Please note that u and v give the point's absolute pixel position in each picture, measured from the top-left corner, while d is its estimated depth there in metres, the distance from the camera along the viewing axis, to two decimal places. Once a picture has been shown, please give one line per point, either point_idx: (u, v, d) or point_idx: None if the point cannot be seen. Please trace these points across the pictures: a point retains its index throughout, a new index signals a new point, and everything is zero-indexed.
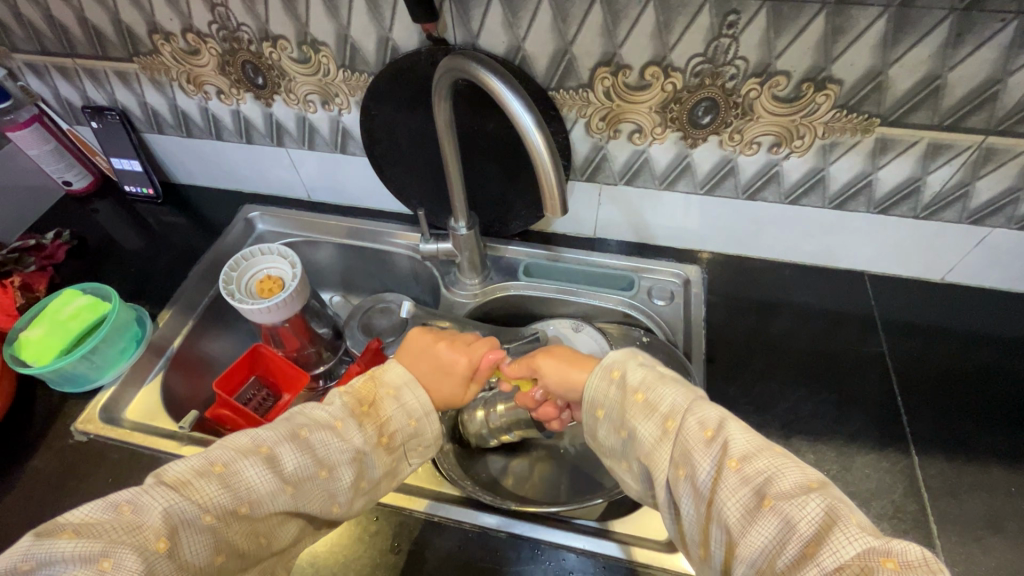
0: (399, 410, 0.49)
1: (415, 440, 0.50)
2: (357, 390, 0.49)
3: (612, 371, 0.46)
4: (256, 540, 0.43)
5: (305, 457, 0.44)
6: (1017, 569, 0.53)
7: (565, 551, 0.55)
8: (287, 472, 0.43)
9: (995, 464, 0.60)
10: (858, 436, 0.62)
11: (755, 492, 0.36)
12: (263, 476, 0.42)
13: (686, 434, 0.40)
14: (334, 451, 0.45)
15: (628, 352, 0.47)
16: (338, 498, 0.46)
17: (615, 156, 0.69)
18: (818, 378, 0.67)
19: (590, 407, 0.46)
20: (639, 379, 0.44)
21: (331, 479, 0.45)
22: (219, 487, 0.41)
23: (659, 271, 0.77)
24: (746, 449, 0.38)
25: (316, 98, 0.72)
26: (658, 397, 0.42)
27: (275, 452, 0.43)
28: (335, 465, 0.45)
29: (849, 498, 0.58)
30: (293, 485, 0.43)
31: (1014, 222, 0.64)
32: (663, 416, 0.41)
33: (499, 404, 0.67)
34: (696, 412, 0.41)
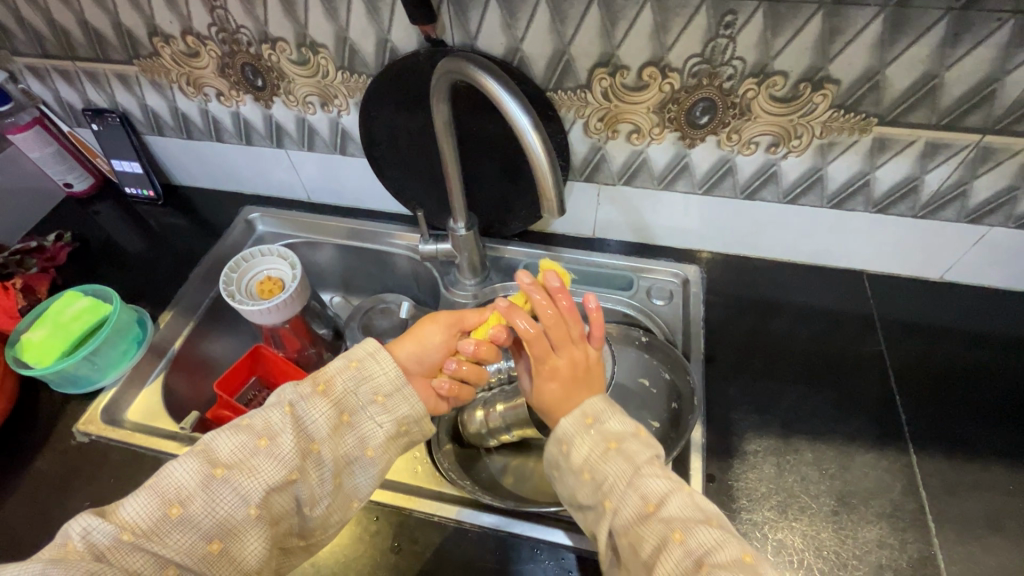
0: (337, 359, 0.51)
1: (367, 385, 0.50)
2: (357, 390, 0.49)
3: (561, 445, 0.48)
4: (216, 534, 0.43)
5: (242, 438, 0.46)
6: (1015, 567, 0.54)
7: (566, 550, 0.55)
8: (219, 455, 0.45)
9: (994, 462, 0.60)
10: (858, 435, 0.62)
11: (696, 561, 0.38)
12: (190, 468, 0.44)
13: (629, 499, 0.43)
14: (270, 420, 0.47)
15: (579, 417, 0.48)
16: (291, 468, 0.45)
17: (613, 156, 0.69)
18: (817, 378, 0.68)
19: (557, 443, 0.48)
20: (585, 453, 0.46)
21: (271, 450, 0.45)
22: (144, 495, 0.43)
23: (658, 270, 0.77)
24: (688, 522, 0.40)
25: (315, 99, 0.73)
26: (602, 473, 0.45)
27: (208, 445, 0.45)
28: (277, 432, 0.46)
29: (848, 497, 0.58)
30: (223, 467, 0.44)
31: (1013, 220, 0.64)
32: (608, 494, 0.44)
33: (499, 403, 0.67)
34: (637, 486, 0.43)
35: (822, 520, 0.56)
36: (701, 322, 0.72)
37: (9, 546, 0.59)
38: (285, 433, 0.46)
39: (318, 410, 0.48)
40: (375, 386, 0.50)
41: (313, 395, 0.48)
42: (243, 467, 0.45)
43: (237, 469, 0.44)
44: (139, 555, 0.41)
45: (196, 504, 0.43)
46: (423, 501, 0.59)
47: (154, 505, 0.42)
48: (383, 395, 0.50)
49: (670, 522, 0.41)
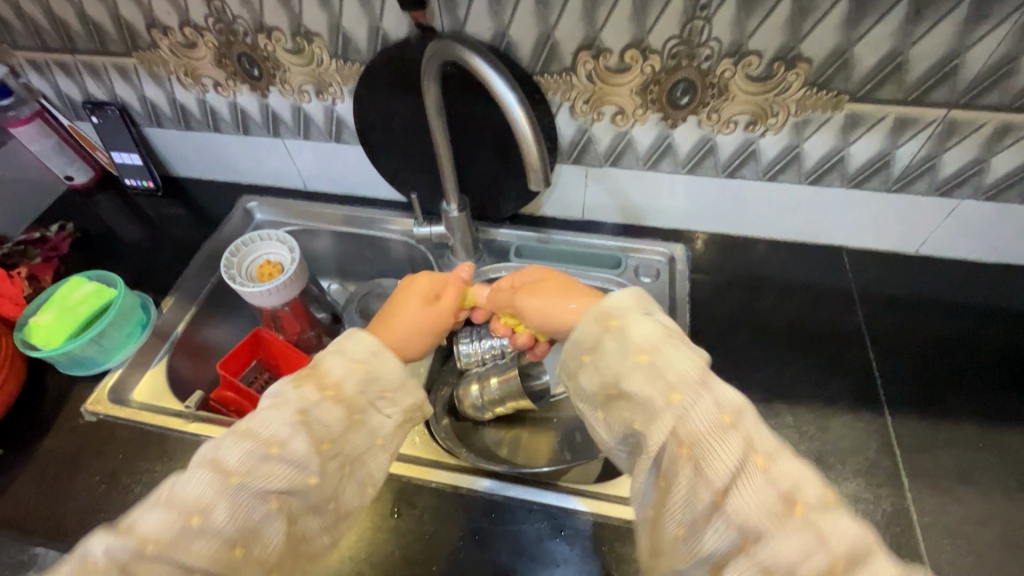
0: (339, 358, 0.45)
1: (376, 384, 0.45)
2: (370, 388, 0.45)
3: (612, 321, 0.42)
4: (235, 541, 0.39)
5: (250, 446, 0.40)
6: (984, 518, 0.56)
7: (559, 511, 0.58)
8: (230, 464, 0.39)
9: (965, 423, 0.63)
10: (835, 399, 0.65)
11: (783, 494, 0.35)
12: (206, 478, 0.39)
13: (701, 408, 0.37)
14: (278, 428, 0.41)
15: (634, 299, 0.44)
16: (310, 470, 0.41)
17: (599, 138, 0.72)
18: (797, 347, 0.71)
19: (602, 316, 0.43)
20: (648, 335, 0.40)
21: (285, 458, 0.40)
22: (159, 510, 0.38)
23: (646, 250, 0.80)
24: (771, 448, 0.37)
25: (311, 87, 0.75)
26: (664, 361, 0.39)
27: (215, 457, 0.40)
28: (285, 437, 0.41)
29: (825, 456, 0.60)
30: (240, 475, 0.39)
31: (981, 192, 0.67)
32: (669, 385, 0.39)
33: (493, 377, 0.69)
34: (713, 391, 0.38)
35: None
36: (687, 298, 0.75)
37: (23, 521, 0.61)
38: (299, 438, 0.41)
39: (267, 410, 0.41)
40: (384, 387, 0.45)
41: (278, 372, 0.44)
42: (255, 479, 0.40)
43: (260, 478, 0.39)
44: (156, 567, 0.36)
45: (220, 515, 0.38)
46: (422, 469, 0.62)
47: (169, 518, 0.38)
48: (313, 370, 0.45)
49: (752, 446, 0.37)
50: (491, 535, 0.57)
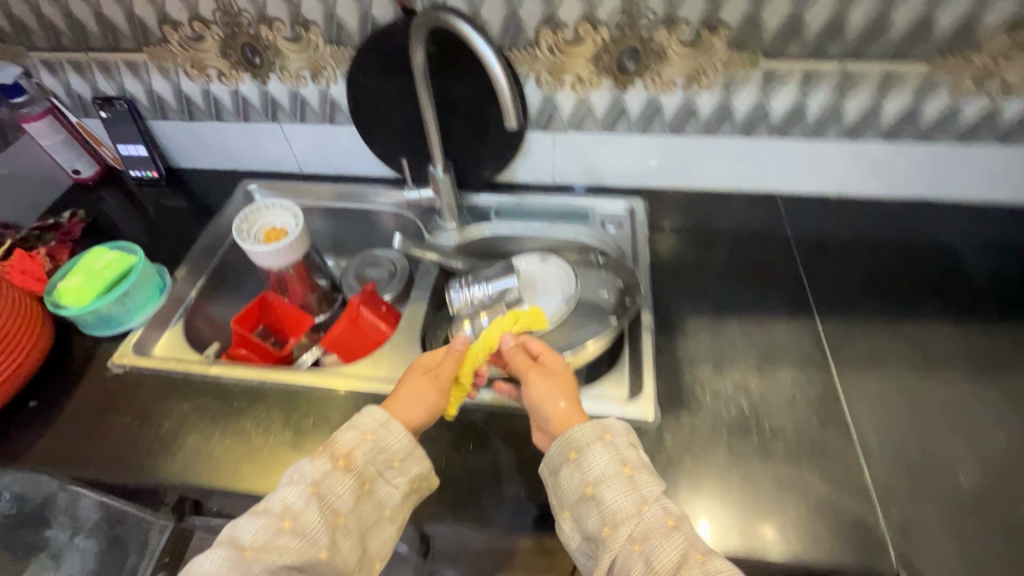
0: (351, 432, 0.57)
1: (383, 454, 0.57)
2: (380, 458, 0.57)
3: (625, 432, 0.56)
4: None
5: (265, 519, 0.51)
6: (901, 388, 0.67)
7: None
8: (245, 540, 0.50)
9: (881, 320, 0.74)
10: (774, 310, 0.76)
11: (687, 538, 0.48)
12: (220, 557, 0.49)
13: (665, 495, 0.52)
14: (288, 501, 0.52)
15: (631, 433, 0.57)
16: (321, 543, 0.51)
17: (563, 105, 0.83)
18: (742, 273, 0.82)
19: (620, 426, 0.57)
20: (633, 458, 0.54)
21: (296, 528, 0.51)
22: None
23: (609, 205, 0.92)
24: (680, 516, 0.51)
25: (307, 73, 0.85)
26: (641, 477, 0.52)
27: (233, 536, 0.51)
28: (297, 512, 0.52)
29: (768, 353, 0.71)
30: (253, 549, 0.49)
31: (881, 133, 0.80)
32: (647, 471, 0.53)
33: (482, 313, 0.79)
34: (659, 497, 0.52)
35: (749, 371, 0.69)
36: (647, 241, 0.87)
37: (65, 460, 0.67)
38: (309, 506, 0.52)
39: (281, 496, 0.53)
40: (391, 454, 0.57)
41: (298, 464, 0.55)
42: (268, 547, 0.50)
43: (270, 550, 0.50)
44: None
45: None
46: None
47: None
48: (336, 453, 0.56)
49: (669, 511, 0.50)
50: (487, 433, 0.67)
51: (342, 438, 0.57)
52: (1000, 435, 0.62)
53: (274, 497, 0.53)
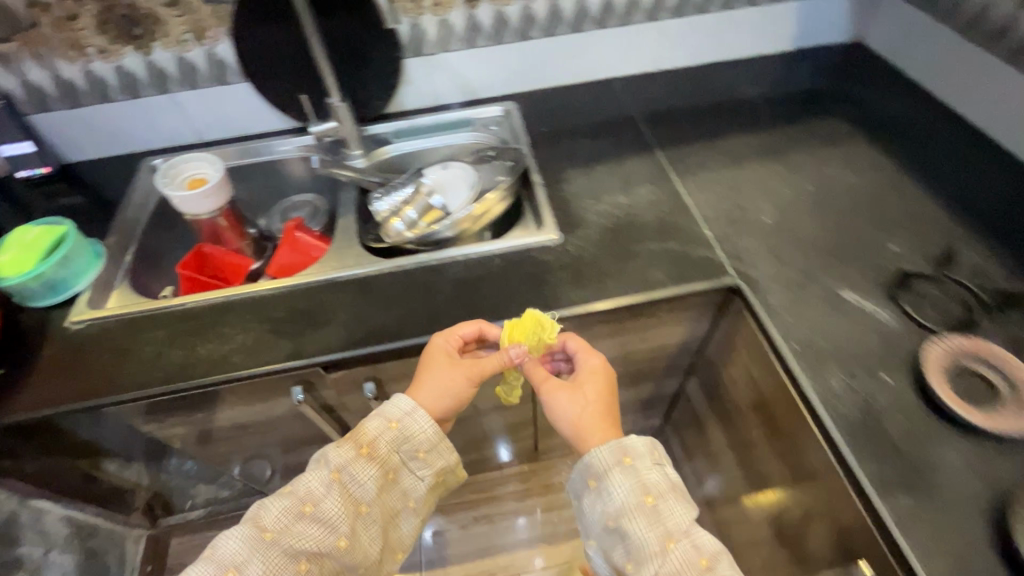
0: (378, 420, 0.70)
1: (409, 446, 0.71)
2: (406, 449, 0.71)
3: (654, 457, 0.67)
4: None
5: (290, 503, 0.64)
6: (721, 178, 0.92)
7: (481, 256, 0.84)
8: (269, 521, 0.62)
9: (701, 142, 1.00)
10: (627, 153, 0.99)
11: (706, 567, 0.58)
12: (247, 537, 0.61)
13: (698, 534, 0.61)
14: (313, 489, 0.65)
15: (659, 462, 0.67)
16: (339, 533, 0.64)
17: (427, 28, 1.00)
18: (600, 136, 1.04)
19: (647, 450, 0.67)
20: (656, 485, 0.64)
21: (315, 515, 0.63)
22: (212, 562, 0.60)
23: (486, 111, 1.09)
24: (713, 550, 0.60)
25: (191, 35, 0.93)
26: (664, 507, 0.63)
27: (259, 514, 0.63)
28: (319, 499, 0.64)
29: (628, 180, 0.93)
30: (271, 532, 0.62)
31: (669, 12, 1.07)
32: (674, 500, 0.63)
33: (405, 208, 0.94)
34: (693, 533, 0.61)
35: (618, 193, 0.91)
36: (524, 130, 1.05)
37: (50, 401, 0.71)
38: (331, 494, 0.64)
39: (310, 480, 0.66)
40: (416, 445, 0.71)
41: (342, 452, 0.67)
42: (289, 529, 0.62)
43: (291, 533, 0.62)
44: None
45: (250, 563, 0.60)
46: (381, 265, 0.84)
47: (215, 568, 0.59)
48: (365, 447, 0.68)
49: (701, 549, 0.60)
50: (434, 282, 0.82)
51: (371, 427, 0.70)
52: (783, 189, 0.90)
53: (300, 481, 0.66)
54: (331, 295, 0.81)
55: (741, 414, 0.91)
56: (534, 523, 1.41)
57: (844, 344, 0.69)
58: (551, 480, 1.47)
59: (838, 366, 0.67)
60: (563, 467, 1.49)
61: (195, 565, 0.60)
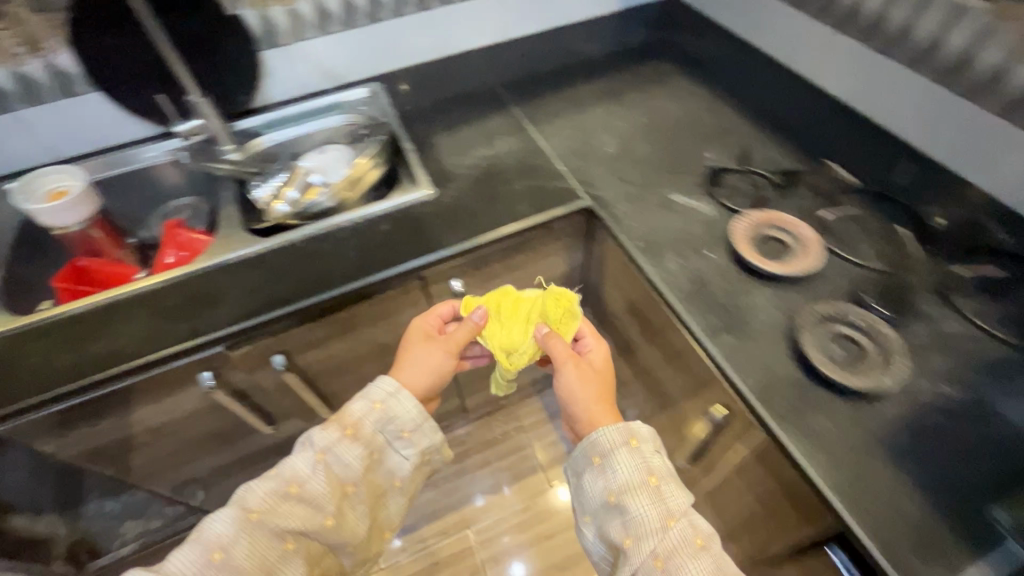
0: (362, 402, 0.74)
1: (393, 427, 0.75)
2: (390, 429, 0.75)
3: (653, 443, 0.71)
4: (269, 565, 0.63)
5: (275, 483, 0.67)
6: (571, 125, 1.05)
7: (364, 219, 0.91)
8: (255, 501, 0.65)
9: (552, 97, 1.12)
10: (488, 114, 1.09)
11: (701, 547, 0.62)
12: (231, 517, 0.63)
13: (693, 516, 0.65)
14: (298, 469, 0.68)
15: (659, 450, 0.72)
16: (327, 513, 0.68)
17: (279, 19, 1.03)
18: (463, 104, 1.13)
19: (652, 438, 0.72)
20: (658, 468, 0.69)
21: (301, 494, 0.67)
22: (194, 543, 0.62)
23: (353, 94, 1.14)
24: (707, 533, 0.64)
25: (24, 48, 0.90)
26: (664, 487, 0.66)
27: (245, 496, 0.66)
28: (304, 480, 0.68)
29: (491, 136, 1.03)
30: (258, 512, 0.64)
31: None
32: (675, 483, 0.67)
33: (284, 188, 1.01)
34: (691, 516, 0.65)
35: (483, 149, 1.01)
36: (392, 107, 1.12)
37: None
38: (313, 478, 0.68)
39: (298, 463, 0.69)
40: (400, 425, 0.75)
41: (332, 439, 0.70)
42: (276, 509, 0.65)
43: (275, 512, 0.65)
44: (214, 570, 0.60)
45: (236, 546, 0.62)
46: (268, 245, 0.88)
47: (198, 555, 0.61)
48: (350, 430, 0.72)
49: (697, 529, 0.64)
50: (323, 250, 0.87)
51: (356, 409, 0.74)
52: (622, 125, 1.04)
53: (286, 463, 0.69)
54: (225, 276, 0.84)
55: (621, 323, 1.05)
56: (476, 480, 1.50)
57: (678, 236, 0.83)
58: (486, 436, 1.56)
59: (673, 252, 0.81)
60: (494, 424, 1.59)
61: (181, 551, 0.61)
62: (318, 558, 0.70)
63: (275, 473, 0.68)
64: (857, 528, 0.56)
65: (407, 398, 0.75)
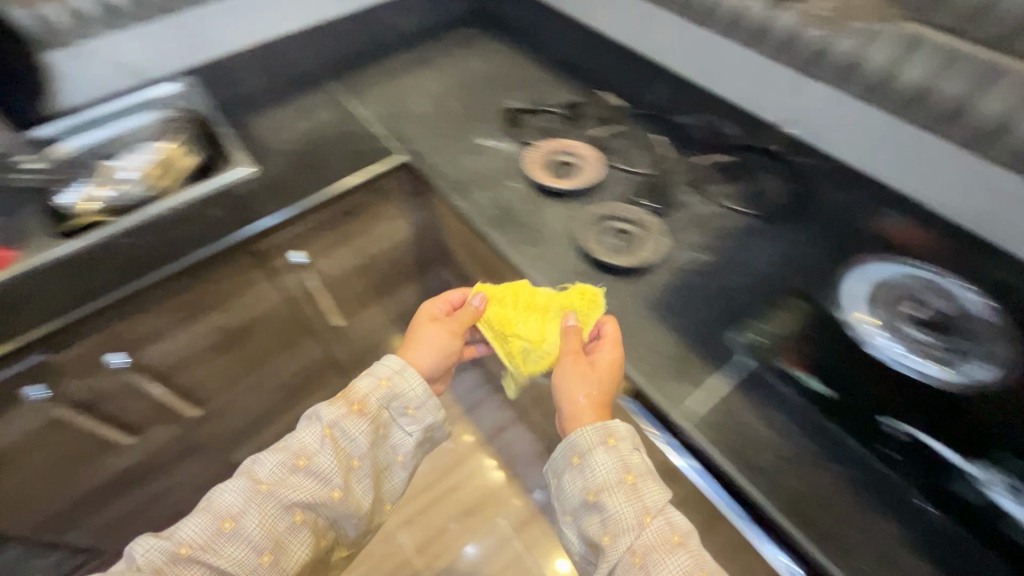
0: (368, 379, 0.70)
1: (397, 401, 0.71)
2: (395, 404, 0.71)
3: (634, 439, 0.64)
4: (275, 542, 0.61)
5: (283, 456, 0.65)
6: (385, 94, 1.11)
7: (186, 202, 0.93)
8: (262, 474, 0.64)
9: (368, 72, 1.17)
10: (304, 94, 1.13)
11: (679, 545, 0.56)
12: (239, 489, 0.63)
13: (671, 516, 0.59)
14: (306, 443, 0.66)
15: (637, 442, 0.64)
16: (333, 486, 0.65)
17: (57, 16, 0.97)
18: (281, 89, 1.16)
19: (635, 436, 0.64)
20: (637, 466, 0.62)
21: (308, 468, 0.65)
22: (203, 513, 0.62)
23: (163, 90, 1.11)
24: (687, 529, 0.58)
25: None
26: (640, 486, 0.60)
27: (253, 469, 0.65)
28: (312, 453, 0.65)
29: (309, 113, 1.07)
30: (267, 484, 0.63)
31: None
32: (653, 482, 0.61)
33: (104, 189, 0.96)
34: (666, 514, 0.59)
35: (301, 126, 1.05)
36: (207, 100, 1.12)
37: None
38: (322, 452, 0.65)
39: (312, 436, 0.66)
40: (405, 401, 0.71)
41: (340, 414, 0.68)
42: (284, 482, 0.64)
43: (284, 486, 0.64)
44: (224, 538, 0.60)
45: (246, 517, 0.61)
46: (82, 242, 0.87)
47: (210, 522, 0.61)
48: (357, 406, 0.68)
49: (673, 525, 0.58)
50: (144, 240, 0.88)
51: (362, 385, 0.70)
52: (434, 87, 1.11)
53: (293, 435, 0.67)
54: (38, 282, 0.83)
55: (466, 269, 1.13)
56: None
57: (483, 174, 0.93)
58: None
59: (478, 187, 0.91)
60: None
61: (194, 519, 0.61)
62: (328, 535, 0.67)
63: (286, 443, 0.66)
64: (628, 372, 0.69)
65: (416, 374, 0.72)
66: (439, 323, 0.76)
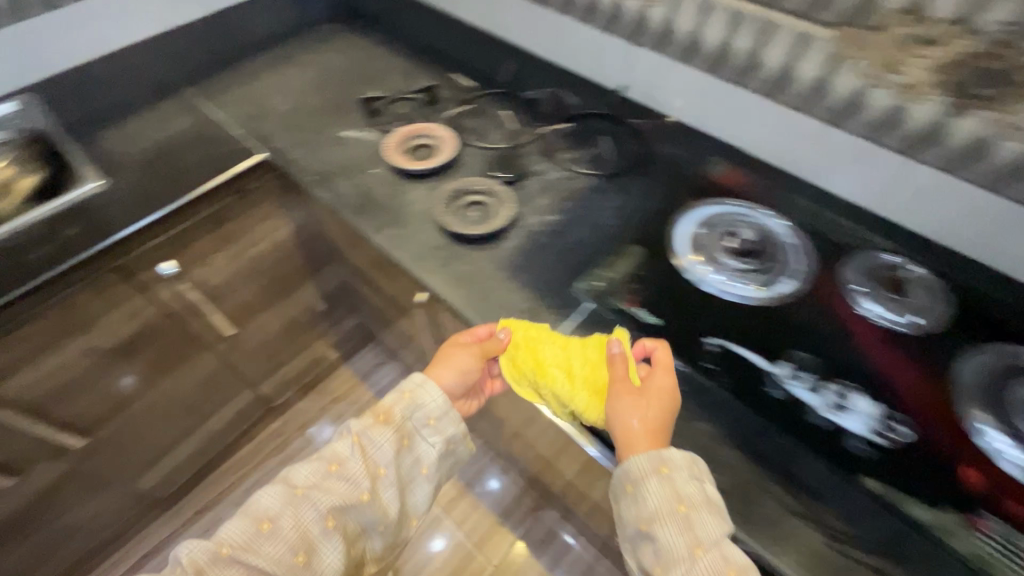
0: (393, 396, 0.68)
1: (419, 412, 0.67)
2: (417, 415, 0.67)
3: (692, 468, 0.57)
4: (306, 547, 0.59)
5: (316, 464, 0.64)
6: (243, 96, 1.11)
7: (34, 217, 0.89)
8: (299, 479, 0.63)
9: (226, 78, 1.16)
10: (161, 107, 1.12)
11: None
12: (277, 493, 0.61)
13: (726, 547, 0.53)
14: (338, 450, 0.64)
15: (696, 471, 0.58)
16: (362, 488, 0.62)
17: None
18: (137, 103, 1.13)
19: (693, 464, 0.58)
20: (692, 494, 0.55)
21: (340, 473, 0.63)
22: (242, 517, 0.60)
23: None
24: (744, 563, 0.53)
25: None
26: (697, 518, 0.54)
27: (289, 476, 0.63)
28: (343, 458, 0.64)
29: (166, 126, 1.07)
30: (303, 488, 0.62)
31: None
32: (712, 514, 0.55)
33: None
34: (724, 547, 0.53)
35: (160, 138, 1.05)
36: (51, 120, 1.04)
37: None
38: (352, 461, 0.63)
39: (343, 444, 0.65)
40: (427, 412, 0.67)
41: (369, 424, 0.66)
42: (319, 486, 0.62)
43: (319, 489, 0.62)
44: (263, 540, 0.58)
45: (281, 519, 0.59)
46: None
47: (249, 525, 0.59)
48: (382, 416, 0.66)
49: (728, 559, 0.52)
50: None
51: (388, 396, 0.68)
52: (294, 85, 1.12)
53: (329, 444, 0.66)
54: None
55: (351, 260, 1.14)
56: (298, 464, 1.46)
57: (344, 163, 0.95)
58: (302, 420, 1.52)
59: (340, 176, 0.93)
60: (307, 404, 1.55)
61: (234, 522, 0.60)
62: (360, 550, 0.63)
63: (320, 453, 0.65)
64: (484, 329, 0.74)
65: (435, 389, 0.68)
66: (473, 350, 0.71)
